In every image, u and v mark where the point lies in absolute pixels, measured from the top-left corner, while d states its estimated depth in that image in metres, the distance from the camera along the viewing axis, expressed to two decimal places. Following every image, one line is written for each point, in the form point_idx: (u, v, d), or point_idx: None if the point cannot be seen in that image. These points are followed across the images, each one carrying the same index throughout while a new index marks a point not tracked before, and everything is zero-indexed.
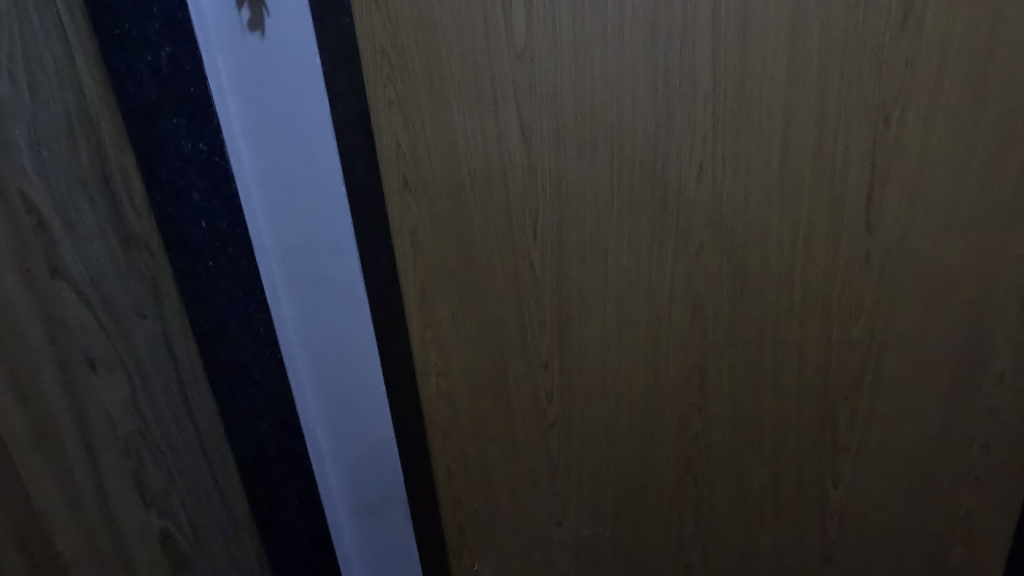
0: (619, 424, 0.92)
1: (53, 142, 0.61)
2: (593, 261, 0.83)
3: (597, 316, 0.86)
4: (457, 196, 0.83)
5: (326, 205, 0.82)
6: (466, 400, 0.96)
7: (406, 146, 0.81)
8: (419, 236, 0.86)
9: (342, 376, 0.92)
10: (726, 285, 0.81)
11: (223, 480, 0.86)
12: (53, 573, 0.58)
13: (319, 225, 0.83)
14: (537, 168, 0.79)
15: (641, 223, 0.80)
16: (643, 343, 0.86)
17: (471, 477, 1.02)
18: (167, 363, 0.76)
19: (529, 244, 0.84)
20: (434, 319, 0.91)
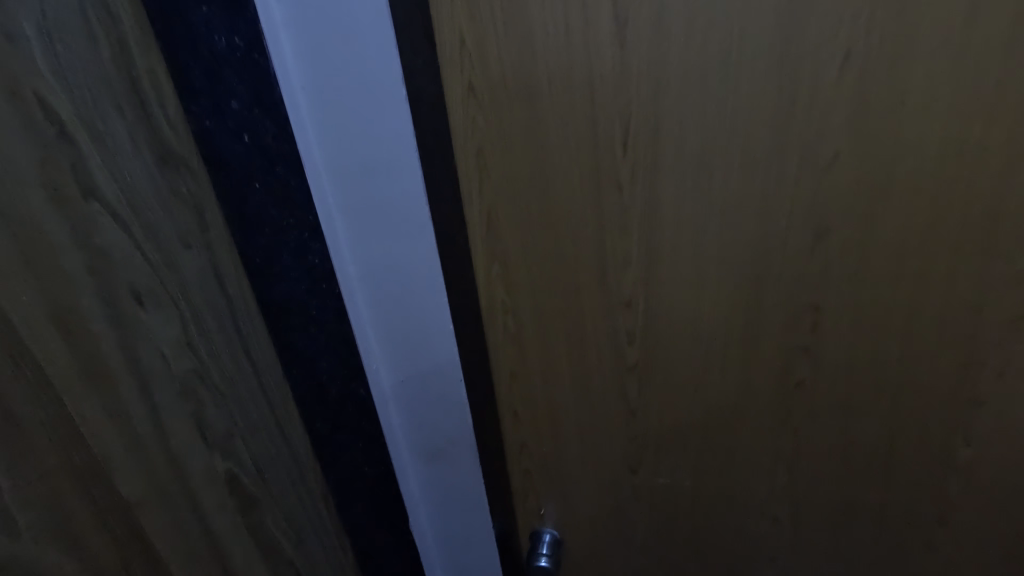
0: (709, 368, 0.83)
1: (69, 35, 0.52)
2: (694, 181, 0.70)
3: (694, 247, 0.74)
4: (533, 103, 0.70)
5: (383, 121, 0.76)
6: (536, 340, 0.88)
7: (471, 44, 0.68)
8: (486, 154, 0.75)
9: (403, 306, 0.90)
10: (862, 208, 0.67)
11: (286, 424, 0.80)
12: (122, 518, 0.54)
13: (376, 143, 0.77)
14: (632, 65, 0.65)
15: (759, 132, 0.66)
16: (747, 277, 0.74)
17: (538, 421, 0.95)
18: (219, 297, 0.69)
19: (617, 162, 0.71)
20: (502, 250, 0.81)
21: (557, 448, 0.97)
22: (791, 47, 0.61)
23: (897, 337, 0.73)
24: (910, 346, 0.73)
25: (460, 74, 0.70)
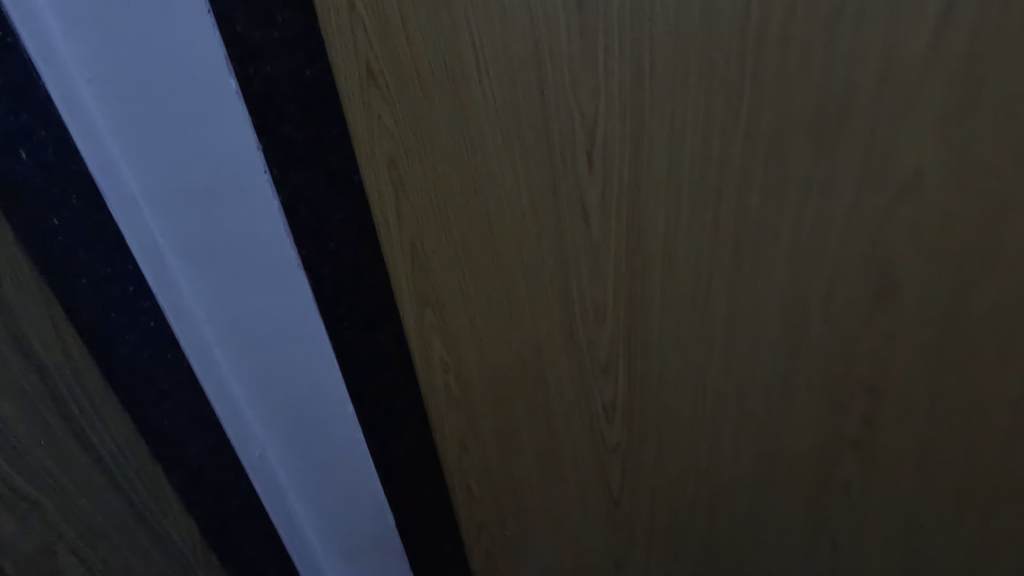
0: (717, 456, 0.60)
1: None
2: (692, 208, 0.48)
3: (695, 300, 0.52)
4: (457, 98, 0.48)
5: (216, 119, 0.43)
6: (490, 411, 0.66)
7: (364, 7, 0.45)
8: (401, 167, 0.52)
9: (298, 400, 0.58)
10: (950, 254, 0.44)
11: (183, 555, 0.56)
12: None
13: (214, 160, 0.44)
14: (598, 38, 0.43)
15: (793, 139, 0.43)
16: (770, 343, 0.52)
17: (501, 505, 0.73)
18: (42, 401, 0.43)
19: (582, 180, 0.49)
20: (438, 299, 0.59)
21: (518, 537, 0.75)
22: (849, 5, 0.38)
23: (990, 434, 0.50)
24: (1011, 453, 0.50)
25: (353, 54, 0.46)
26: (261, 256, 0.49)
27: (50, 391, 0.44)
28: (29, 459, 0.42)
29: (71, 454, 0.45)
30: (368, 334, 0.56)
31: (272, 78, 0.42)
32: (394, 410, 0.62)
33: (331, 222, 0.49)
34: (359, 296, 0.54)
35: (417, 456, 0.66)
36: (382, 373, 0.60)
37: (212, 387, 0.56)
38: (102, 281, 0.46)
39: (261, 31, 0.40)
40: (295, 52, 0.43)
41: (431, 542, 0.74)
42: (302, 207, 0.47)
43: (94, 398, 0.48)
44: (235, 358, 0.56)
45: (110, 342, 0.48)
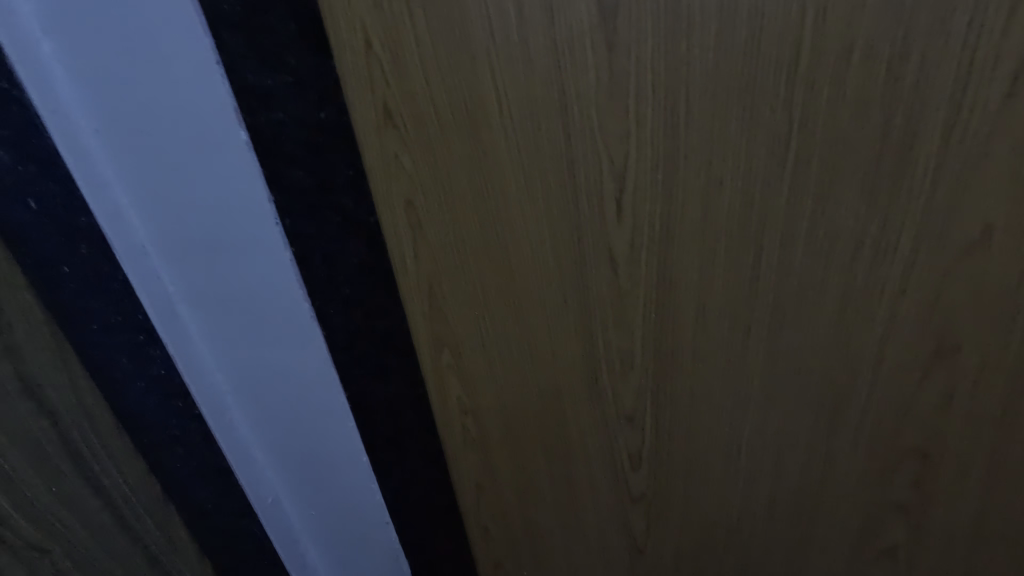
0: (749, 511, 0.57)
1: None
2: (728, 260, 0.45)
3: (730, 353, 0.49)
4: (478, 141, 0.44)
5: (226, 169, 0.41)
6: (512, 467, 0.61)
7: (381, 41, 0.40)
8: (419, 211, 0.47)
9: (310, 444, 0.56)
10: (1006, 311, 0.41)
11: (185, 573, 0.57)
12: None
13: (222, 210, 0.42)
14: (629, 82, 0.40)
15: (848, 189, 0.40)
16: (812, 399, 0.49)
17: (522, 558, 0.68)
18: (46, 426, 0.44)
19: (609, 227, 0.45)
20: (458, 352, 0.54)
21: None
22: (909, 51, 0.35)
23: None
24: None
25: (370, 93, 0.42)
26: (270, 303, 0.47)
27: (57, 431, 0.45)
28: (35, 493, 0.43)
29: (78, 494, 0.46)
30: (383, 382, 0.53)
31: (283, 125, 0.40)
32: (409, 458, 0.59)
33: (344, 269, 0.46)
34: (370, 346, 0.51)
35: (433, 506, 0.62)
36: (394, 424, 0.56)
37: (222, 436, 0.53)
38: (112, 328, 0.45)
39: (270, 76, 0.38)
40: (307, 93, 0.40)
41: None
42: (315, 255, 0.45)
43: (103, 434, 0.49)
44: (245, 404, 0.54)
45: (117, 385, 0.48)
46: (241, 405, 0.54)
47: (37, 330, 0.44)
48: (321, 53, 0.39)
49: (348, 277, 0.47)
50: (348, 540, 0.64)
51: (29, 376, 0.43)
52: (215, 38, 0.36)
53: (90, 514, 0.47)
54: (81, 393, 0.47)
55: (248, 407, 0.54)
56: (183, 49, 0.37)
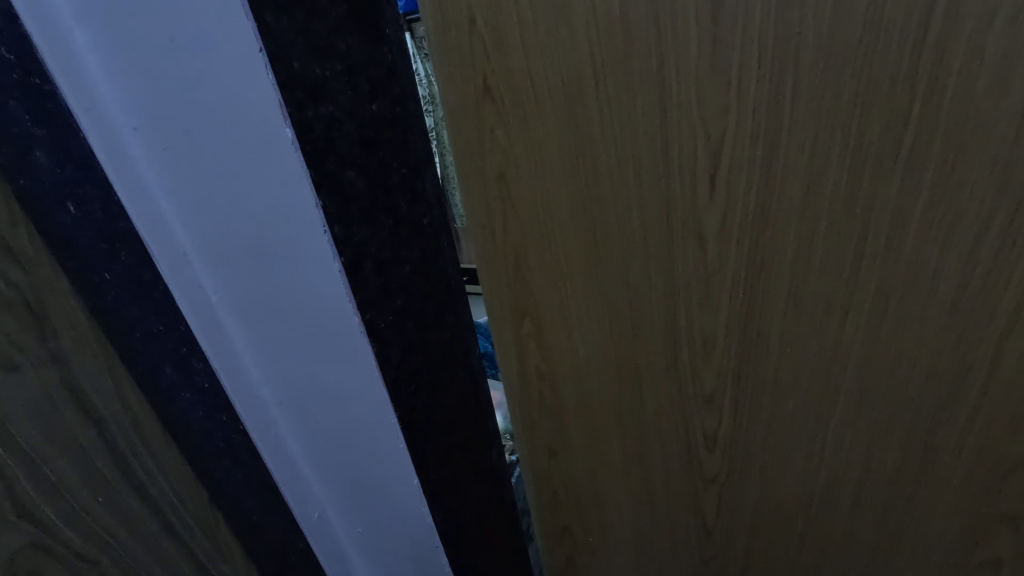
0: (834, 528, 0.52)
1: None
2: (826, 252, 0.40)
3: (821, 350, 0.44)
4: (573, 115, 0.45)
5: (267, 173, 0.35)
6: (582, 436, 0.63)
7: (486, 26, 0.45)
8: (511, 181, 0.52)
9: (358, 469, 0.51)
10: None
11: None
12: None
13: (263, 218, 0.37)
14: (732, 56, 0.38)
15: (1008, 178, 0.33)
16: (916, 411, 0.43)
17: (587, 522, 0.71)
18: (98, 444, 0.41)
19: (697, 207, 0.43)
20: (536, 314, 0.58)
21: (600, 565, 0.73)
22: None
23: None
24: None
25: (469, 70, 0.48)
26: (317, 320, 0.42)
27: (109, 446, 0.41)
28: (84, 518, 0.40)
29: (134, 513, 0.43)
30: (435, 395, 0.50)
31: (333, 119, 0.36)
32: (460, 472, 0.56)
33: (397, 277, 0.43)
34: (420, 356, 0.47)
35: (484, 514, 0.61)
36: (448, 433, 0.53)
37: (269, 450, 0.50)
38: (157, 339, 0.42)
39: (321, 66, 0.35)
40: (359, 84, 0.38)
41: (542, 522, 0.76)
42: (366, 263, 0.40)
43: (159, 451, 0.45)
44: (294, 420, 0.50)
45: (164, 396, 0.44)
46: (289, 420, 0.50)
47: (86, 339, 0.39)
48: (369, 40, 0.39)
49: (401, 285, 0.44)
50: (395, 557, 0.60)
51: (80, 388, 0.39)
52: (259, 22, 0.31)
53: (145, 535, 0.44)
54: (133, 408, 0.43)
55: (297, 422, 0.50)
56: (217, 33, 0.31)
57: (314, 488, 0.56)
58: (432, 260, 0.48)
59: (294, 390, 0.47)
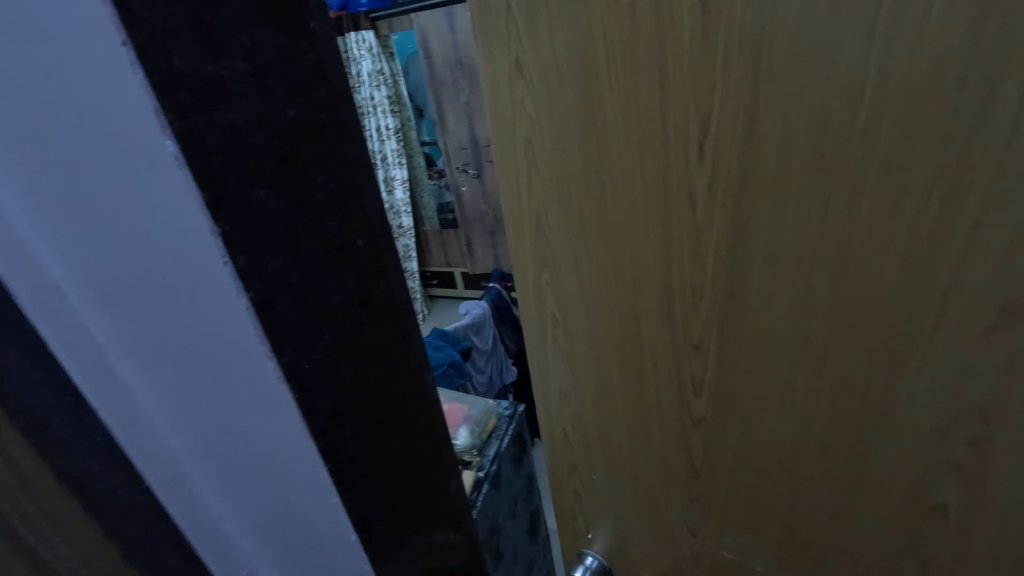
0: (801, 451, 0.59)
1: None
2: (799, 201, 0.50)
3: (794, 286, 0.53)
4: (591, 80, 0.58)
5: (150, 193, 0.30)
6: (590, 358, 0.74)
7: (521, 17, 0.61)
8: (535, 147, 0.66)
9: (289, 524, 0.45)
10: None
11: None
12: None
13: (154, 245, 0.31)
14: (720, 28, 0.49)
15: (956, 125, 0.41)
16: (888, 336, 0.49)
17: (591, 457, 0.81)
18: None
19: (686, 168, 0.55)
20: (551, 255, 0.72)
21: (599, 498, 0.83)
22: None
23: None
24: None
25: (505, 45, 0.64)
26: (226, 362, 0.36)
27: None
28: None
29: None
30: (378, 438, 0.44)
31: (235, 127, 0.31)
32: (408, 520, 0.50)
33: (324, 309, 0.38)
34: (357, 394, 0.42)
35: (438, 557, 0.55)
36: (396, 474, 0.47)
37: (180, 515, 0.42)
38: (33, 389, 0.33)
39: (216, 62, 0.30)
40: (272, 87, 0.33)
41: (564, 465, 0.86)
42: (284, 294, 0.35)
43: (67, 529, 0.35)
44: (213, 473, 0.43)
45: (59, 455, 0.35)
46: (208, 475, 0.43)
47: None
48: (284, 30, 0.33)
49: (329, 317, 0.39)
50: None
51: None
52: (123, 8, 0.26)
53: None
54: (24, 474, 0.33)
55: (212, 479, 0.43)
56: (72, 28, 0.26)
57: (238, 560, 0.47)
58: (371, 287, 0.41)
59: (207, 441, 0.41)
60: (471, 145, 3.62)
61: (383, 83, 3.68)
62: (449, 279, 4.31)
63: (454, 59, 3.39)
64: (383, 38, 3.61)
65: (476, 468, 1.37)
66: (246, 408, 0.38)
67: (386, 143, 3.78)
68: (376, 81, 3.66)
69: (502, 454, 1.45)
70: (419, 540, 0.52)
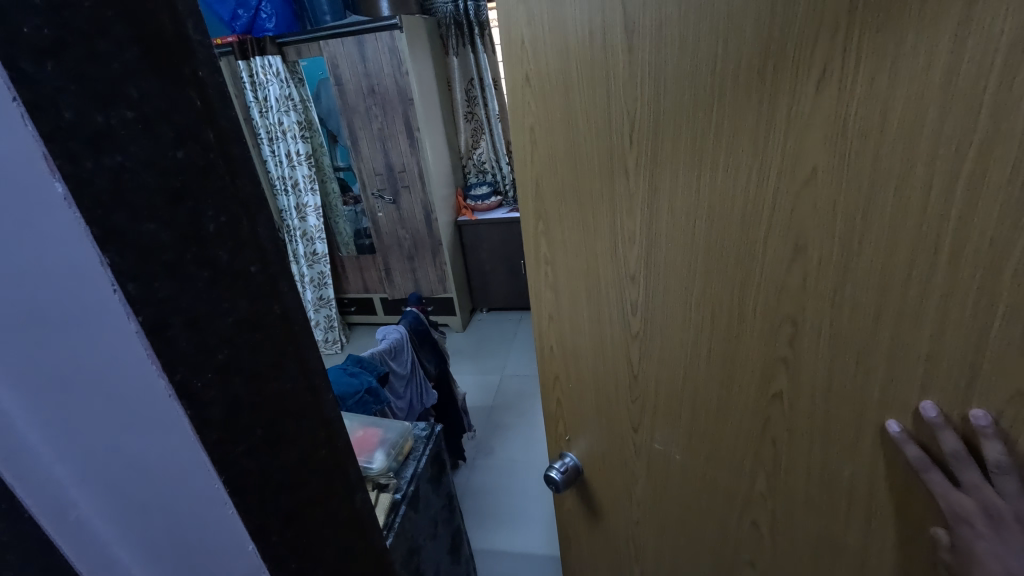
0: (696, 357, 0.82)
1: None
2: (678, 177, 0.72)
3: (684, 236, 0.75)
4: (569, 93, 0.77)
5: (41, 228, 0.33)
6: (556, 294, 0.95)
7: (527, 38, 0.77)
8: (537, 136, 0.83)
9: (184, 539, 0.46)
10: (835, 224, 0.62)
11: None
12: None
13: (44, 272, 0.33)
14: (624, 65, 0.70)
15: (754, 135, 0.64)
16: (733, 265, 0.72)
17: (560, 371, 1.03)
18: None
19: (625, 151, 0.75)
20: (545, 218, 0.89)
21: (569, 404, 1.05)
22: (814, 24, 0.56)
23: (946, 356, 0.59)
24: (942, 391, 0.61)
25: (520, 59, 0.79)
26: (117, 380, 0.38)
27: None
28: None
29: None
30: (275, 452, 0.48)
31: (124, 168, 0.35)
32: (310, 527, 0.52)
33: (217, 331, 0.41)
34: (251, 408, 0.45)
35: (346, 561, 0.58)
36: (296, 482, 0.50)
37: (66, 543, 0.41)
38: None
39: (102, 112, 0.34)
40: (160, 132, 0.36)
41: (553, 386, 1.06)
42: (174, 318, 0.38)
43: None
44: (102, 497, 0.42)
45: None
46: (96, 501, 0.42)
47: None
48: (169, 84, 0.37)
49: (223, 338, 0.42)
50: None
51: None
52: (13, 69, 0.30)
53: None
54: None
55: (101, 504, 0.42)
56: None
57: None
58: (263, 310, 0.45)
59: (96, 465, 0.41)
60: (384, 171, 3.63)
61: (292, 109, 3.57)
62: (368, 304, 4.25)
63: (364, 87, 3.40)
64: (289, 64, 3.50)
65: (393, 490, 1.38)
66: (140, 425, 0.40)
67: (297, 168, 3.71)
68: (282, 106, 3.56)
69: (418, 474, 1.47)
70: (323, 542, 0.55)
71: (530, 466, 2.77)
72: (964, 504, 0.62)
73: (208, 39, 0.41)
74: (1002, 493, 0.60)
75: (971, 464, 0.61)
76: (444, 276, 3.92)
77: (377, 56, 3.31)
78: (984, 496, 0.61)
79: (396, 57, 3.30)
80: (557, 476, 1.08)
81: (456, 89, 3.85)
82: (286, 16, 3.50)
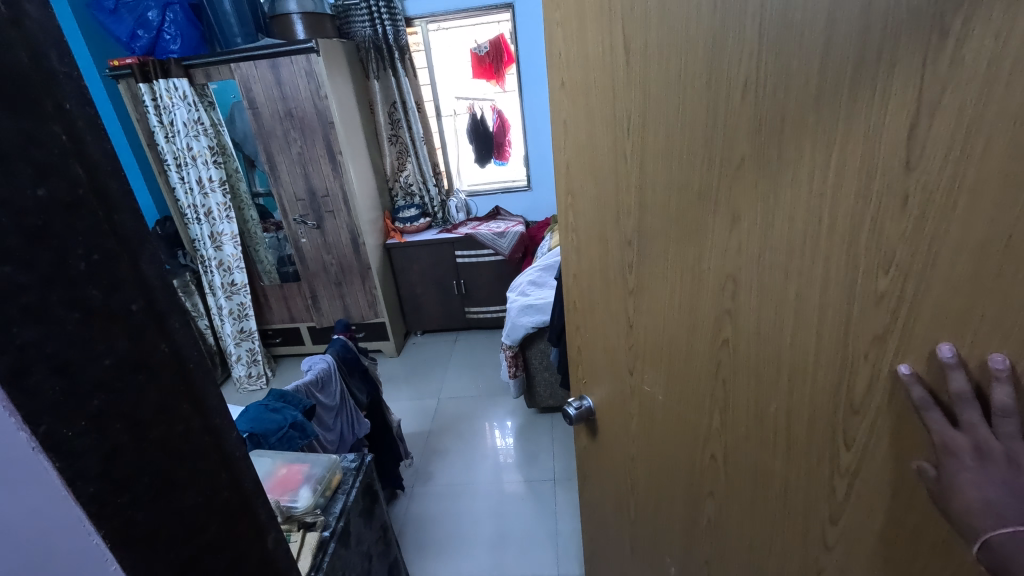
0: (671, 314, 0.92)
1: None
2: (653, 161, 0.83)
3: (663, 208, 0.84)
4: (586, 96, 0.93)
5: None
6: (580, 256, 1.12)
7: (564, 54, 0.95)
8: (570, 125, 1.00)
9: None
10: (751, 203, 0.70)
11: None
12: None
13: None
14: (621, 71, 0.83)
15: (699, 124, 0.73)
16: (694, 231, 0.81)
17: (585, 321, 1.19)
18: None
19: (625, 138, 0.86)
20: (571, 195, 1.07)
21: (587, 353, 1.22)
22: (733, 46, 0.65)
23: (826, 332, 0.67)
24: (825, 371, 0.69)
25: (561, 64, 0.97)
26: None
27: None
28: None
29: None
30: (167, 497, 0.45)
31: None
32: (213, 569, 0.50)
33: (91, 377, 0.39)
34: (137, 454, 0.42)
35: None
36: (195, 525, 0.48)
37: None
38: None
39: None
40: (15, 168, 0.35)
41: (576, 336, 1.24)
42: (39, 364, 0.36)
43: None
44: None
45: None
46: None
47: None
48: (25, 121, 0.35)
49: (98, 383, 0.39)
50: None
51: None
52: None
53: None
54: None
55: None
56: None
57: None
58: (149, 348, 0.43)
59: None
60: (305, 195, 3.52)
61: (201, 133, 3.39)
62: (294, 333, 4.06)
63: (280, 109, 3.31)
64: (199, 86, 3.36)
65: (321, 527, 1.32)
66: (12, 480, 0.38)
67: (211, 195, 3.51)
68: (190, 132, 3.36)
69: (348, 508, 1.42)
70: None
71: (472, 489, 2.74)
72: (956, 441, 0.55)
73: (79, 71, 0.39)
74: (999, 433, 0.53)
75: (973, 403, 0.54)
76: (376, 300, 3.83)
77: (293, 80, 3.24)
78: (979, 434, 0.54)
79: (313, 79, 3.23)
80: (570, 412, 1.26)
81: (380, 110, 3.83)
82: (191, 39, 3.29)
